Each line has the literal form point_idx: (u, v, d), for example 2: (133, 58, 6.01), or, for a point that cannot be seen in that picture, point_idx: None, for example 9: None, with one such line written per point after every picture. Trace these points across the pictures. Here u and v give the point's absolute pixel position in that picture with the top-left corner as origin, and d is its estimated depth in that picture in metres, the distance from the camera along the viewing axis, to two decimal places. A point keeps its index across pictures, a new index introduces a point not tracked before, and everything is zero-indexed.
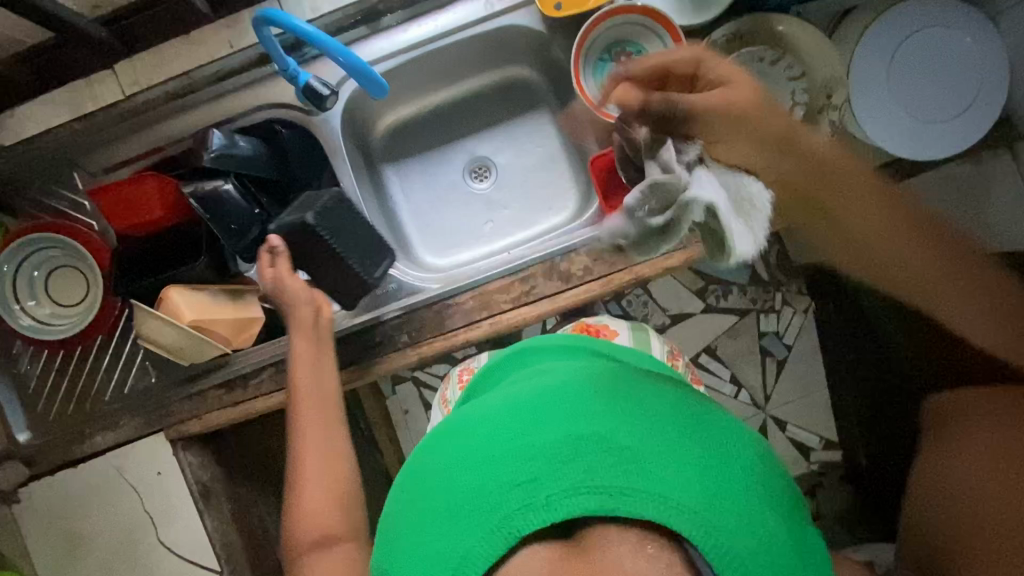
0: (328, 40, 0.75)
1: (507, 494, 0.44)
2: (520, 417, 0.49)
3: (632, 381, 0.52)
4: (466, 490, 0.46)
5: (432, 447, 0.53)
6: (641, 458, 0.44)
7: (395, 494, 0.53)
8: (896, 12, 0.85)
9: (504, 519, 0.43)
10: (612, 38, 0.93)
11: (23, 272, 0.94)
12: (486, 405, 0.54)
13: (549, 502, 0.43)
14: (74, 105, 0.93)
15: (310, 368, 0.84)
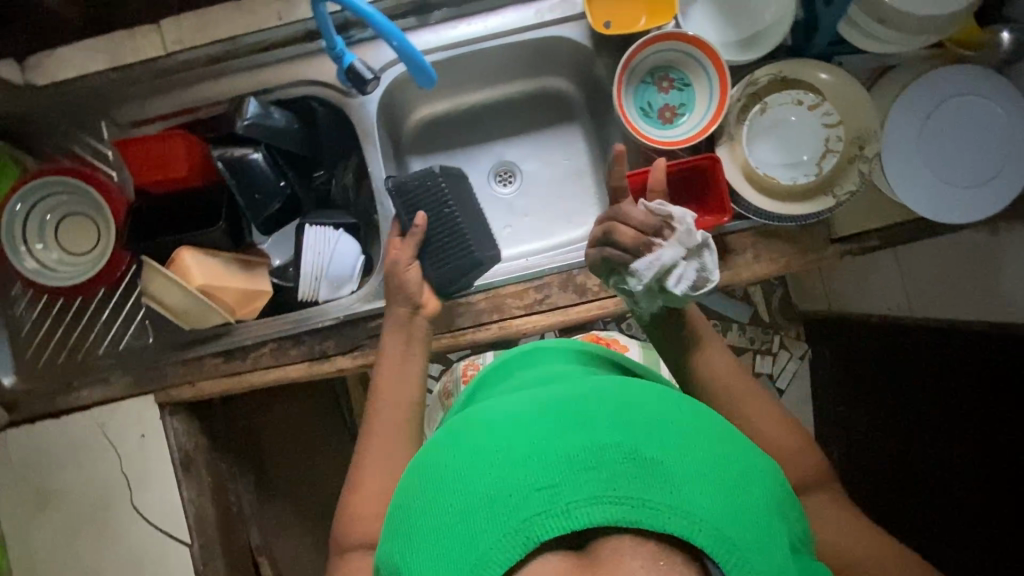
0: (386, 23, 0.75)
1: (527, 497, 0.43)
2: (541, 419, 0.48)
3: (652, 393, 0.52)
4: (484, 489, 0.45)
5: (445, 441, 0.52)
6: (663, 471, 0.43)
7: (403, 487, 0.52)
8: (936, 75, 0.86)
9: (522, 524, 0.42)
10: (656, 62, 0.94)
11: (35, 215, 0.93)
12: (502, 404, 0.54)
13: (569, 509, 0.42)
14: (112, 55, 0.93)
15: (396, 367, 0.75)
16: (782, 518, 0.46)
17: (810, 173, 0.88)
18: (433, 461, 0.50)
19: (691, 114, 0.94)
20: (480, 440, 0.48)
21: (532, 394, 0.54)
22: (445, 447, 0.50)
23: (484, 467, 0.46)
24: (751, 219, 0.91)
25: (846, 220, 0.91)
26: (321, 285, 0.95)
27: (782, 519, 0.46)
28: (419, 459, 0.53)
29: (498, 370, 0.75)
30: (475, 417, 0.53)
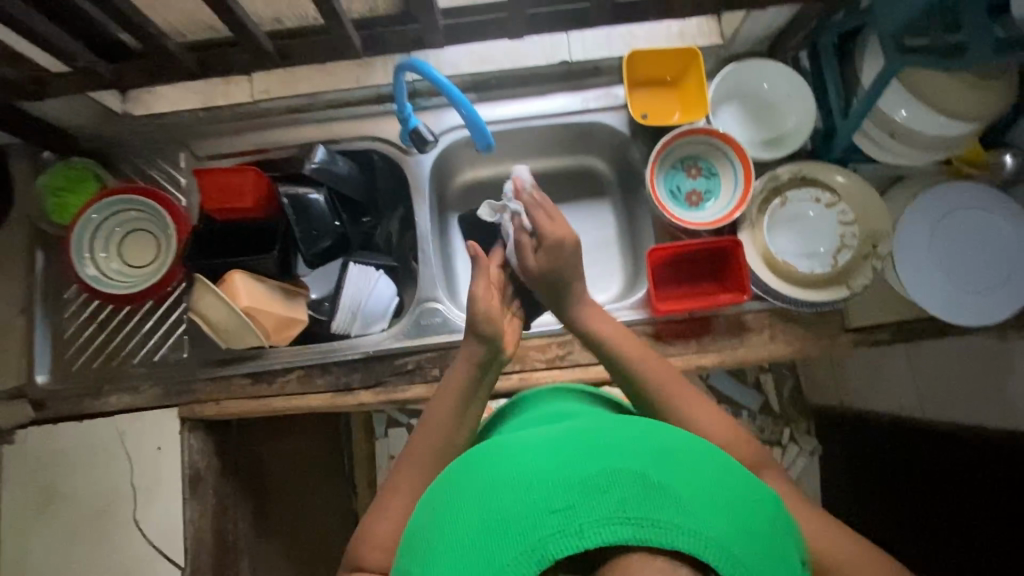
0: (458, 95, 0.86)
1: (540, 517, 0.43)
2: (552, 449, 0.49)
3: (657, 431, 0.54)
4: (499, 513, 0.45)
5: (459, 472, 0.52)
6: (671, 495, 0.44)
7: (417, 518, 0.52)
8: (945, 188, 0.94)
9: (536, 544, 0.42)
10: (687, 152, 1.03)
11: (106, 225, 1.00)
12: (514, 438, 0.55)
13: (582, 528, 0.42)
14: (205, 96, 1.03)
15: (451, 407, 0.73)
16: (786, 550, 0.46)
17: (827, 264, 0.95)
18: (447, 490, 0.51)
19: (716, 201, 1.02)
20: (494, 470, 0.49)
21: (543, 430, 0.55)
22: (458, 479, 0.51)
23: (498, 492, 0.47)
24: (766, 299, 0.95)
25: (861, 312, 0.95)
26: (355, 321, 0.99)
27: (786, 551, 0.46)
28: (432, 492, 0.54)
29: (515, 409, 0.77)
30: (487, 447, 0.54)
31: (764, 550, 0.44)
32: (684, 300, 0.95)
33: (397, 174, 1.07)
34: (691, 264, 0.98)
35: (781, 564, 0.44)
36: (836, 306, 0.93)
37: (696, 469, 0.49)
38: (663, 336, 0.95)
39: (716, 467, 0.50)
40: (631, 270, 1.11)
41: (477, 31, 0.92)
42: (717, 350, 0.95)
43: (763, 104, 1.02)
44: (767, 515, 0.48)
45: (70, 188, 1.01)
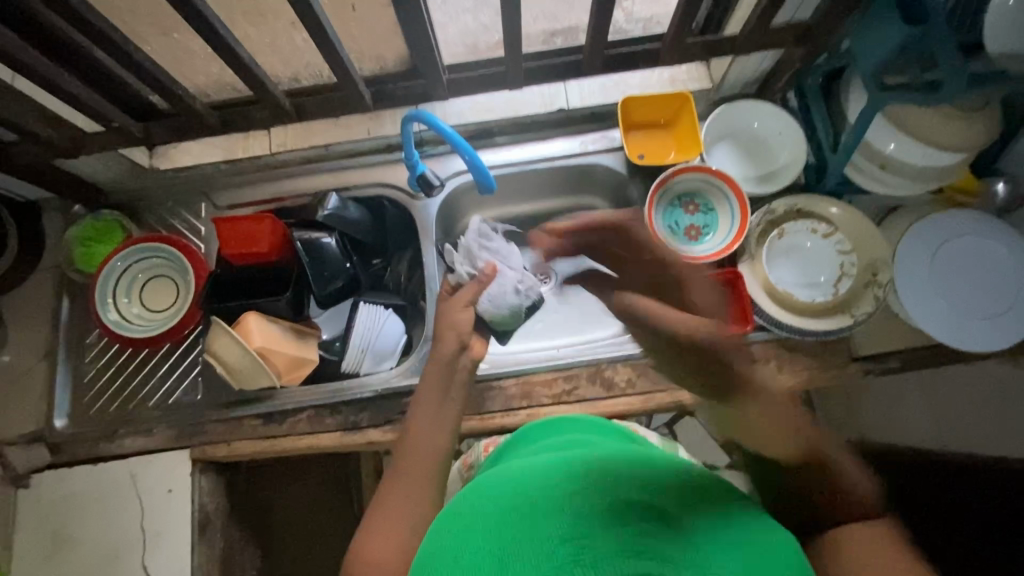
0: (462, 142, 0.92)
1: (555, 550, 0.44)
2: (567, 481, 0.50)
3: (674, 468, 0.54)
4: (511, 542, 0.45)
5: (475, 502, 0.53)
6: (686, 530, 0.44)
7: (429, 547, 0.52)
8: (940, 216, 0.96)
9: (548, 573, 0.42)
10: (683, 188, 1.06)
11: (129, 271, 1.05)
12: (528, 469, 0.56)
13: (597, 563, 0.42)
14: (227, 150, 1.10)
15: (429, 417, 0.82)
16: None
17: (828, 293, 0.96)
18: (462, 519, 0.51)
19: (714, 235, 1.04)
20: (510, 500, 0.50)
21: (559, 460, 0.56)
22: (474, 509, 0.52)
23: (514, 524, 0.47)
24: (771, 329, 0.96)
25: (867, 341, 0.96)
26: (364, 358, 1.01)
27: None
28: (446, 521, 0.54)
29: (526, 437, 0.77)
30: (502, 480, 0.55)
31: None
32: None
33: (406, 219, 1.11)
34: None
35: None
36: (840, 334, 0.93)
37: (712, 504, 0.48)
38: None
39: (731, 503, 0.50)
40: None
41: (477, 84, 0.99)
42: None
43: (756, 142, 1.06)
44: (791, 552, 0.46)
45: (99, 238, 1.07)
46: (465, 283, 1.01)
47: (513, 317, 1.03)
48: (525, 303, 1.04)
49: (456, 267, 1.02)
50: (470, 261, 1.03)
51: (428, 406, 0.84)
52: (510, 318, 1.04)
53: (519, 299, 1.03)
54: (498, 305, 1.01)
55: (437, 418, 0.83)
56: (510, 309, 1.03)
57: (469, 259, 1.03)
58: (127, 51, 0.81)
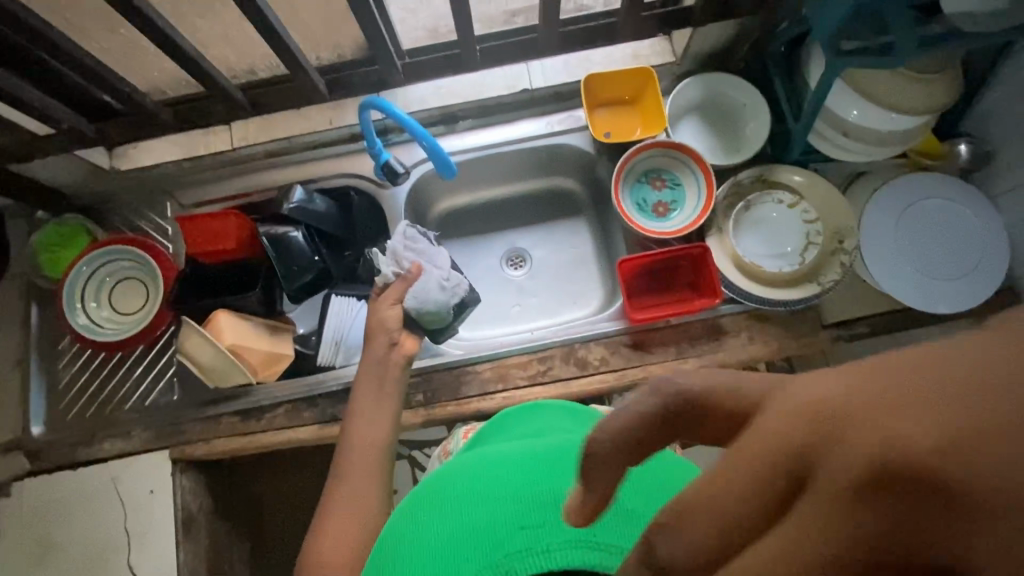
0: (419, 128, 0.91)
1: (508, 534, 0.46)
2: (527, 464, 0.52)
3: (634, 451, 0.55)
4: (470, 526, 0.48)
5: (440, 483, 0.55)
6: (636, 517, 0.46)
7: (395, 525, 0.55)
8: (903, 181, 0.96)
9: (504, 558, 0.46)
10: (650, 164, 1.06)
11: (97, 275, 1.04)
12: (490, 453, 0.57)
13: (548, 549, 0.45)
14: (187, 147, 1.08)
15: (368, 413, 0.82)
16: None
17: (794, 263, 0.96)
18: (424, 502, 0.53)
19: (682, 210, 1.04)
20: (469, 485, 0.52)
21: (523, 444, 0.57)
22: (432, 497, 0.53)
23: (471, 504, 0.50)
24: (741, 301, 0.96)
25: (836, 308, 0.96)
26: (339, 350, 1.01)
27: None
28: (412, 503, 0.56)
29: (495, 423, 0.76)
30: (459, 469, 0.56)
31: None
32: (659, 309, 0.96)
33: (375, 208, 1.09)
34: (659, 273, 1.00)
35: None
36: (808, 303, 0.94)
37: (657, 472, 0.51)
38: (642, 345, 0.96)
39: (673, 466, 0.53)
40: (609, 284, 1.13)
41: (436, 67, 0.97)
42: (698, 356, 0.95)
43: (721, 115, 1.05)
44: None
45: (64, 244, 1.06)
46: (391, 283, 0.90)
47: (439, 315, 0.92)
48: (452, 300, 0.93)
49: (379, 268, 0.90)
50: (394, 260, 0.91)
51: (370, 405, 0.83)
52: (437, 316, 0.93)
53: (445, 296, 0.92)
54: (425, 303, 0.90)
55: (379, 418, 0.82)
56: (436, 306, 0.92)
57: (394, 256, 0.91)
58: (69, 49, 0.79)
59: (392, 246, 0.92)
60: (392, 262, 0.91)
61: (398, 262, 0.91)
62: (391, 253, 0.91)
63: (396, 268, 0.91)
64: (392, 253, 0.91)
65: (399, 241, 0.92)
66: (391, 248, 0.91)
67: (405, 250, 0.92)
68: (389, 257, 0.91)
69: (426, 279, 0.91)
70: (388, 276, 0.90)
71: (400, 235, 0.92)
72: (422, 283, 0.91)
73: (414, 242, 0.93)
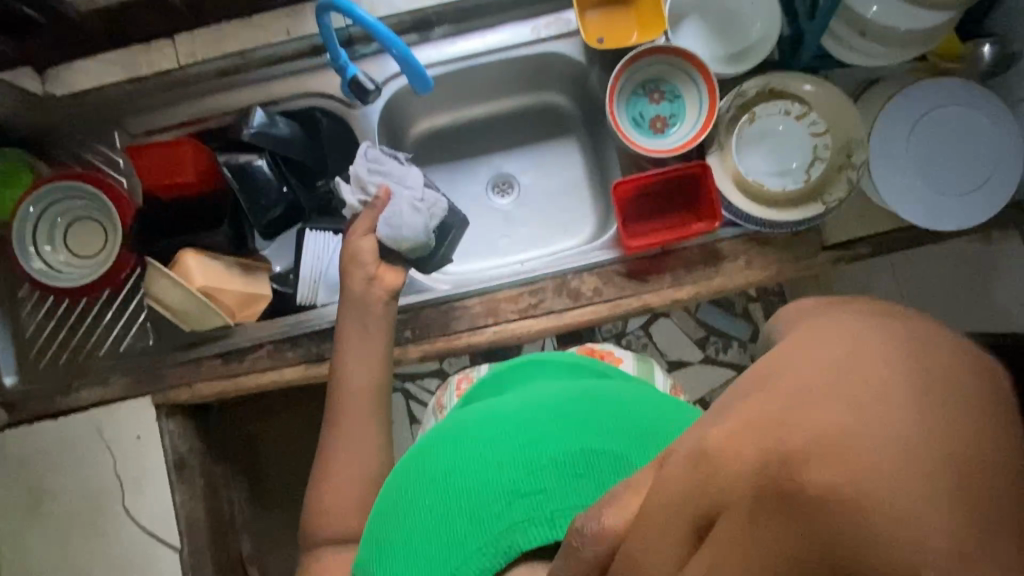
0: (387, 33, 0.80)
1: (508, 505, 0.45)
2: (514, 427, 0.51)
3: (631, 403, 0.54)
4: (467, 499, 0.47)
5: (426, 447, 0.54)
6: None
7: (391, 488, 0.54)
8: (920, 87, 0.89)
9: (505, 532, 0.45)
10: (646, 75, 0.96)
11: (47, 216, 0.95)
12: (476, 411, 0.56)
13: (552, 518, 0.44)
14: (128, 66, 0.96)
15: (356, 356, 0.77)
16: None
17: (799, 180, 0.90)
18: (413, 478, 0.52)
19: (681, 125, 0.96)
20: (459, 453, 0.51)
21: (516, 401, 0.55)
22: (418, 467, 0.52)
23: (459, 479, 0.48)
24: (741, 224, 0.91)
25: (837, 228, 0.92)
26: (319, 288, 0.96)
27: None
28: (403, 467, 0.55)
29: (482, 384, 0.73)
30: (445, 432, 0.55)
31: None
32: (654, 234, 0.91)
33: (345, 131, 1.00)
34: (655, 196, 0.93)
35: None
36: (810, 224, 0.89)
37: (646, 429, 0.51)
38: (637, 274, 0.92)
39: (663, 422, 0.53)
40: (602, 210, 1.07)
41: None
42: (696, 283, 0.92)
43: (726, 14, 0.94)
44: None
45: (5, 182, 0.96)
46: (360, 213, 0.86)
47: (418, 242, 0.86)
48: (430, 223, 0.86)
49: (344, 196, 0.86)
50: (359, 187, 0.87)
51: (361, 345, 0.78)
52: (416, 244, 0.86)
53: (420, 218, 0.85)
54: (399, 229, 0.84)
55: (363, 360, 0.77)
56: (414, 232, 0.85)
57: (359, 183, 0.86)
58: None
59: (357, 169, 0.86)
60: (359, 187, 0.86)
61: (365, 186, 0.86)
62: (357, 178, 0.86)
63: (365, 193, 0.86)
64: (358, 178, 0.87)
65: (365, 163, 0.87)
66: (355, 172, 0.86)
67: (372, 172, 0.87)
68: (355, 182, 0.86)
69: (398, 200, 0.85)
70: (356, 203, 0.86)
71: (367, 157, 0.87)
72: (394, 205, 0.85)
73: (381, 162, 0.87)
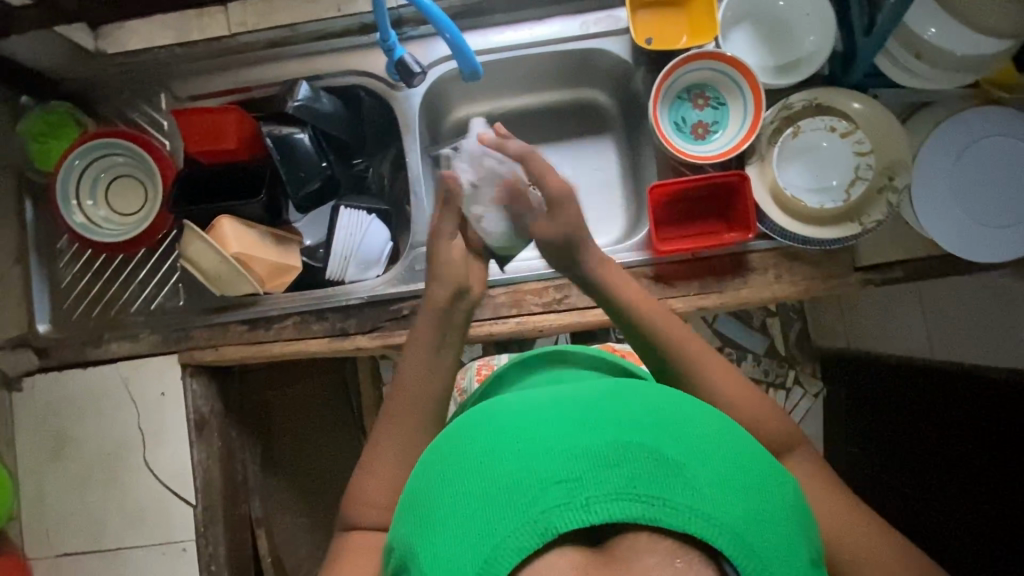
0: (441, 16, 0.80)
1: (544, 489, 0.44)
2: (551, 412, 0.50)
3: (661, 397, 0.54)
4: (501, 479, 0.46)
5: (458, 428, 0.53)
6: (684, 474, 0.45)
7: (420, 471, 0.52)
8: (969, 115, 0.87)
9: (541, 514, 0.43)
10: (692, 80, 0.96)
11: (91, 171, 0.97)
12: (509, 397, 0.55)
13: (587, 504, 0.43)
14: (180, 31, 0.98)
15: (420, 354, 0.72)
16: (788, 499, 0.48)
17: (838, 199, 0.90)
18: (442, 459, 0.51)
19: (724, 132, 0.96)
20: (493, 434, 0.49)
21: (546, 393, 0.55)
22: (447, 447, 0.52)
23: (492, 459, 0.47)
24: (774, 238, 0.91)
25: (870, 250, 0.91)
26: (349, 265, 0.98)
27: (789, 500, 0.48)
28: (436, 446, 0.54)
29: (500, 381, 0.74)
30: (476, 414, 0.54)
31: (774, 524, 0.44)
32: (687, 240, 0.91)
33: (385, 111, 1.02)
34: (695, 202, 0.93)
35: (771, 506, 0.46)
36: (844, 244, 0.89)
37: (685, 423, 0.50)
38: (664, 278, 0.92)
39: (702, 416, 0.52)
40: (633, 211, 1.06)
41: None
42: (722, 292, 0.92)
43: (779, 24, 0.93)
44: (781, 483, 0.48)
45: (53, 133, 0.98)
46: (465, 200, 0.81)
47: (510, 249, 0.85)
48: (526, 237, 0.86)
49: (458, 174, 0.82)
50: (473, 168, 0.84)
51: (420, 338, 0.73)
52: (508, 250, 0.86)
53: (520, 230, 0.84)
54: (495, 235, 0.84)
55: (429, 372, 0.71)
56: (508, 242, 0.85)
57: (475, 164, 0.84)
58: None
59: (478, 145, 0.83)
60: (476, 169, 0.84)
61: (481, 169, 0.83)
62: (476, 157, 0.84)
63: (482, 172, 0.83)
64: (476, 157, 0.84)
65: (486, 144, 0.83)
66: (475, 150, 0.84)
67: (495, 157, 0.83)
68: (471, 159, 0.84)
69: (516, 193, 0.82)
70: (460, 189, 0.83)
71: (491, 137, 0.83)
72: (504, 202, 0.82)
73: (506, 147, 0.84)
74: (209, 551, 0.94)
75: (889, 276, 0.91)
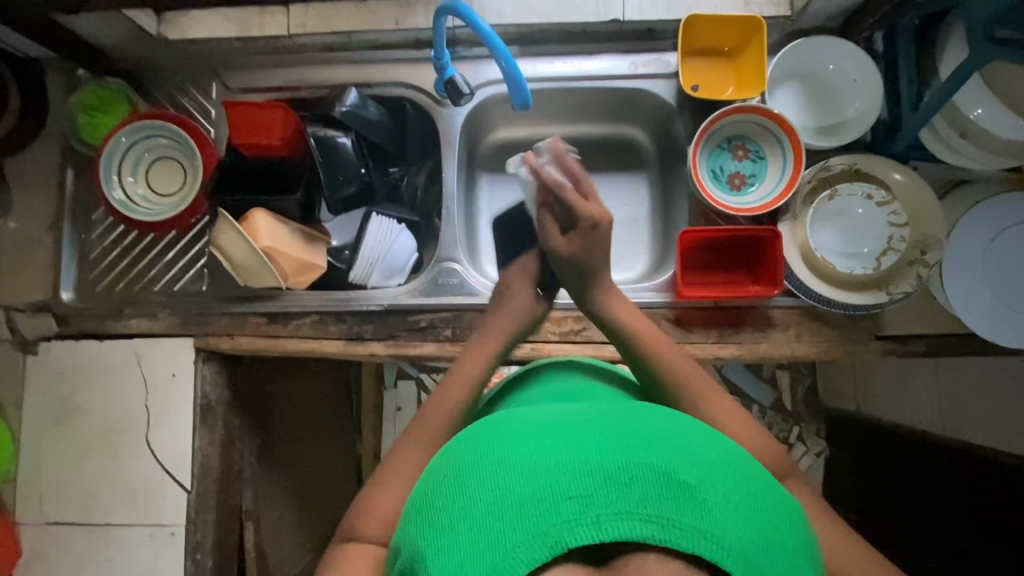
0: (501, 45, 0.82)
1: (556, 503, 0.43)
2: (567, 429, 0.49)
3: (676, 423, 0.52)
4: (513, 489, 0.44)
5: (471, 438, 0.52)
6: (698, 499, 0.43)
7: (430, 476, 0.51)
8: (1008, 199, 0.87)
9: (551, 528, 0.42)
10: (734, 131, 0.97)
11: (135, 149, 0.99)
12: (524, 412, 0.54)
13: (598, 522, 0.42)
14: (241, 25, 0.99)
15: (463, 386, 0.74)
16: (801, 538, 0.46)
17: (868, 266, 0.90)
18: (452, 469, 0.49)
19: (760, 186, 0.97)
20: (508, 445, 0.48)
21: (561, 408, 0.54)
22: (460, 455, 0.50)
23: (505, 470, 0.46)
24: (800, 297, 0.91)
25: (894, 320, 0.90)
26: (374, 271, 0.98)
27: (802, 540, 0.46)
28: (447, 456, 0.52)
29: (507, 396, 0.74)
30: (490, 425, 0.53)
31: (786, 555, 0.43)
32: (710, 288, 0.90)
33: (429, 125, 1.04)
34: (723, 250, 0.93)
35: (786, 541, 0.44)
36: (869, 310, 0.88)
37: (701, 451, 0.48)
38: (684, 322, 0.92)
39: (716, 444, 0.51)
40: (659, 252, 1.06)
41: None
42: (740, 344, 0.91)
43: (824, 87, 0.94)
44: (791, 517, 0.47)
45: (103, 108, 1.00)
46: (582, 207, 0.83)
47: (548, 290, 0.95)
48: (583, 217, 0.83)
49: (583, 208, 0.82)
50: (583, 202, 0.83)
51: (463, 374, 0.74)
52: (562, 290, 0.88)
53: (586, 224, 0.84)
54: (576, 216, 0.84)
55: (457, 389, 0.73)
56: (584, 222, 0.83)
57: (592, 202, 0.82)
58: None
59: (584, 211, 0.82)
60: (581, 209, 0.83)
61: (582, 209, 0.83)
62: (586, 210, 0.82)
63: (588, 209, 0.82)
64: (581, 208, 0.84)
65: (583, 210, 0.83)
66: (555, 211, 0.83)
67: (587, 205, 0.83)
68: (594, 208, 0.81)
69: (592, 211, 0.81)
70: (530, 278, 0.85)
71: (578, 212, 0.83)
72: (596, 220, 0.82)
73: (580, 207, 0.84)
74: (196, 538, 0.94)
75: (909, 348, 0.90)
